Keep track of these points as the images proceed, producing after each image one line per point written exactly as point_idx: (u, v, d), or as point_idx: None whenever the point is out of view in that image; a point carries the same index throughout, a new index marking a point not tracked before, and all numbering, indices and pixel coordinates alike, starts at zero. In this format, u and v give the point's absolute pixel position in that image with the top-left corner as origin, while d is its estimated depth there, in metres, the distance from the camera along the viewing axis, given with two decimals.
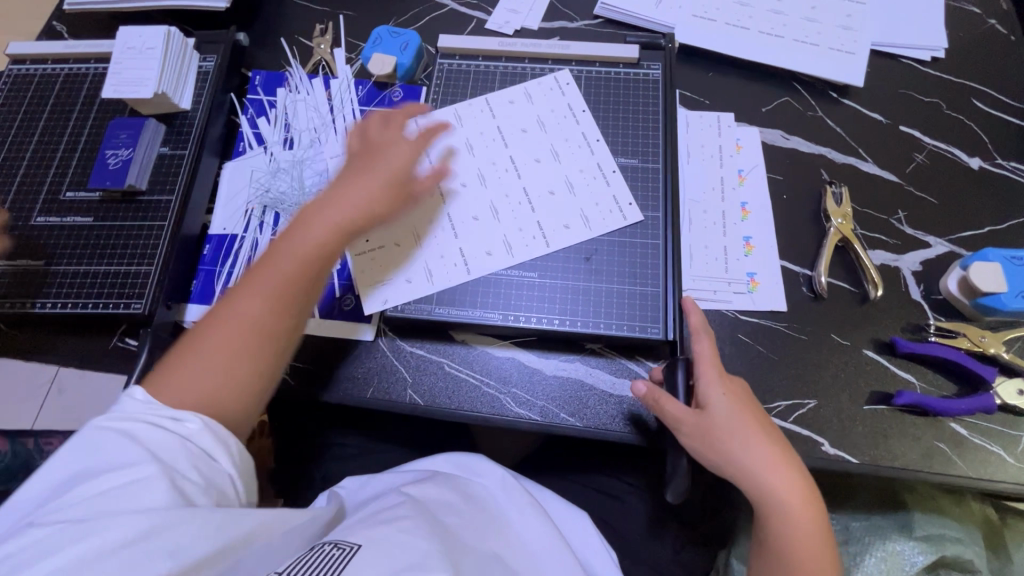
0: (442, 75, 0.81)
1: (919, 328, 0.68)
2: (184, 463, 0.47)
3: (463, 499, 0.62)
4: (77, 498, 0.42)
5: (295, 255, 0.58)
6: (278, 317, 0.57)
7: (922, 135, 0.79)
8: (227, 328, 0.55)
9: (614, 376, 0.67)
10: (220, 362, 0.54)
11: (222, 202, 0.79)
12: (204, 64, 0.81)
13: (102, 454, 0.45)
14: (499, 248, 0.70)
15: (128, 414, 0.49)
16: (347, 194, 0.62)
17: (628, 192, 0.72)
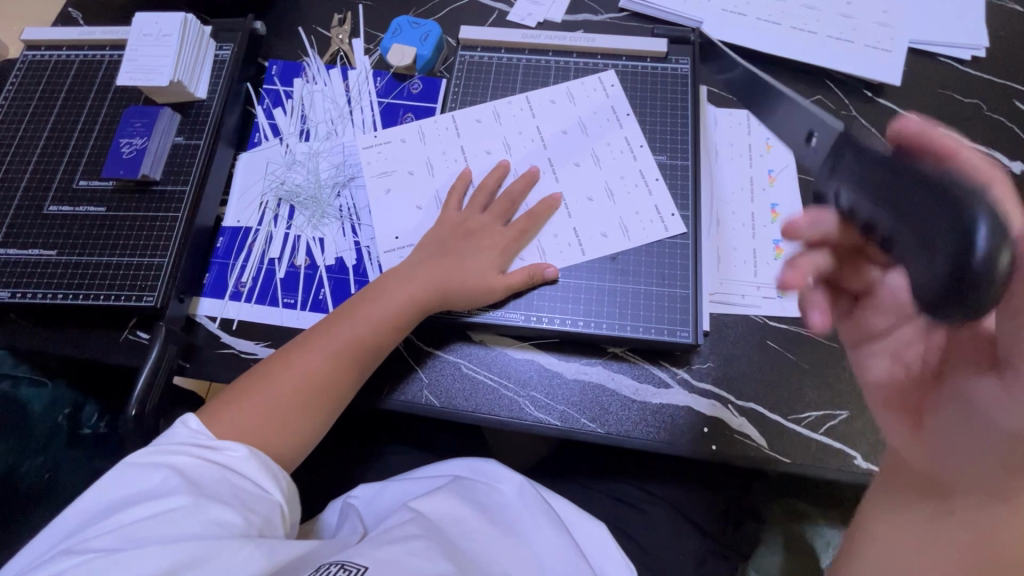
0: (463, 68, 0.79)
1: None
2: (215, 488, 0.48)
3: (478, 512, 0.60)
4: (114, 524, 0.44)
5: (370, 322, 0.62)
6: (339, 380, 0.60)
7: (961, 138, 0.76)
8: (296, 380, 0.59)
9: (638, 381, 0.65)
10: (283, 410, 0.57)
11: (234, 193, 0.77)
12: (221, 53, 0.79)
13: (139, 481, 0.47)
14: (531, 253, 0.68)
15: (179, 442, 0.51)
16: (432, 274, 0.65)
17: (671, 201, 0.69)
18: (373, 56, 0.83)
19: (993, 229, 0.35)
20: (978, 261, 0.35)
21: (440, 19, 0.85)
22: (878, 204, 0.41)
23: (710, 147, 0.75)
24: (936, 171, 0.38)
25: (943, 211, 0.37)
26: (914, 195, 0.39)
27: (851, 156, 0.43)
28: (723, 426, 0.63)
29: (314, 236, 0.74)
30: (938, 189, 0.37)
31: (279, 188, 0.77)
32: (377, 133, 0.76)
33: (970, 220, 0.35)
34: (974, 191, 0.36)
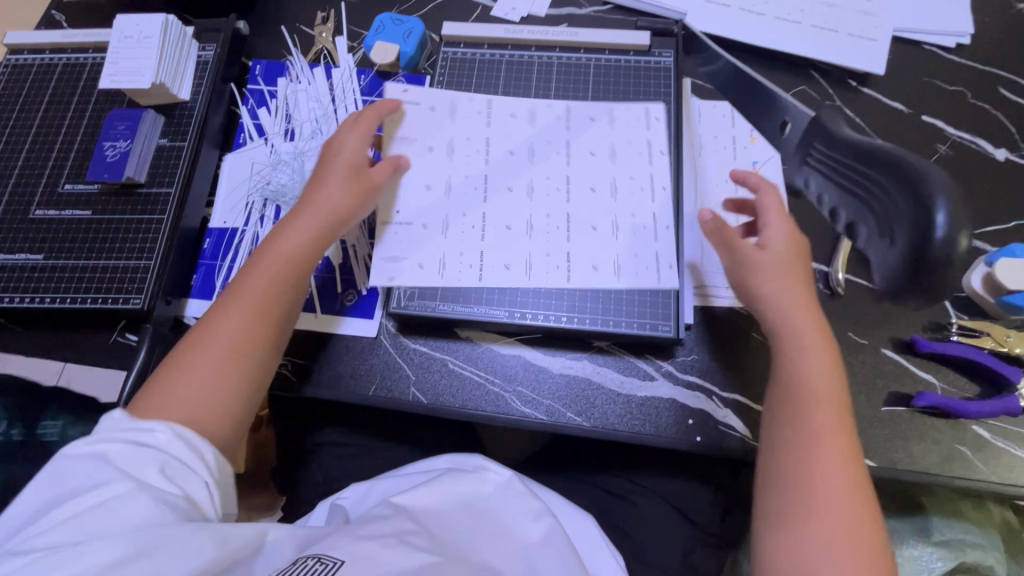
0: (446, 64, 0.79)
1: (940, 326, 0.65)
2: (157, 471, 0.46)
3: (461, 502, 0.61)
4: (54, 521, 0.42)
5: (276, 261, 0.61)
6: (258, 321, 0.58)
7: (945, 126, 0.75)
8: (217, 336, 0.56)
9: (623, 374, 0.66)
10: (215, 376, 0.54)
11: (222, 194, 0.77)
12: (204, 53, 0.79)
13: (77, 476, 0.45)
14: (519, 264, 0.67)
15: (100, 435, 0.48)
16: (319, 202, 0.64)
17: (674, 250, 0.67)
18: (356, 54, 0.83)
19: (949, 217, 0.40)
20: (933, 238, 0.41)
21: (423, 15, 0.85)
22: (852, 200, 0.47)
23: (696, 140, 0.75)
24: (906, 163, 0.43)
25: (915, 203, 0.41)
26: (879, 183, 0.44)
27: (822, 145, 0.52)
28: (707, 417, 0.63)
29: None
30: (903, 177, 0.42)
31: (265, 188, 0.77)
32: (405, 89, 0.76)
33: (934, 212, 0.40)
34: (930, 183, 0.41)
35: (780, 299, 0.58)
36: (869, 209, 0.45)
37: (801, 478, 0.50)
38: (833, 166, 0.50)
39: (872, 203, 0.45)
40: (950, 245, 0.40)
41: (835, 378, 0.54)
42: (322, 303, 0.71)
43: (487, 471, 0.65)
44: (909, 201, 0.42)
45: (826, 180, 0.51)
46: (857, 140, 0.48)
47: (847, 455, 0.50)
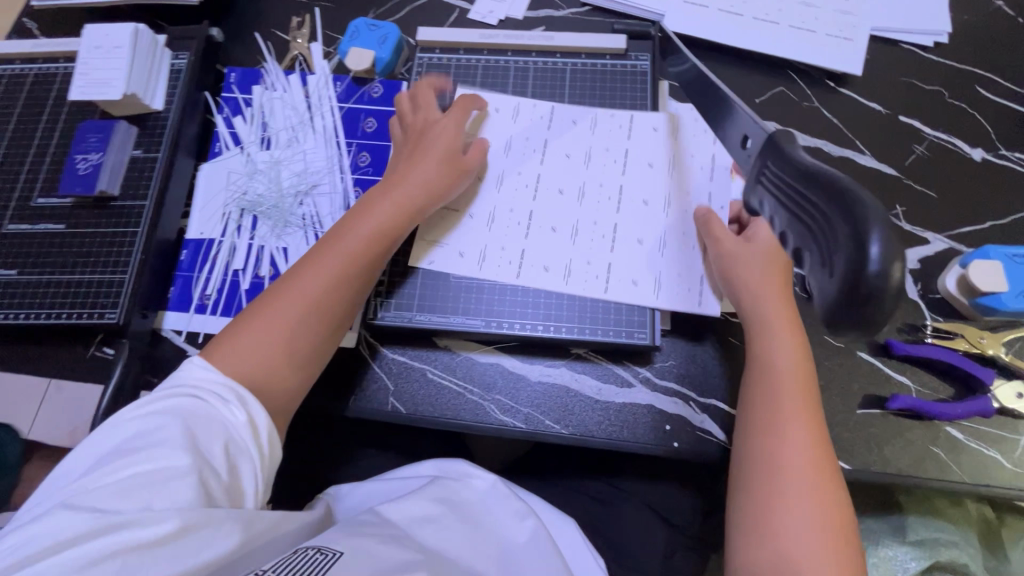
0: (421, 71, 0.78)
1: (915, 328, 0.66)
2: (216, 447, 0.48)
3: (446, 508, 0.61)
4: (115, 476, 0.45)
5: (362, 236, 0.62)
6: (336, 293, 0.59)
7: (922, 126, 0.75)
8: (298, 302, 0.58)
9: (601, 381, 0.66)
10: (288, 343, 0.57)
11: (199, 205, 0.77)
12: (177, 62, 0.78)
13: (149, 431, 0.48)
14: (557, 269, 0.68)
15: (182, 385, 0.52)
16: (410, 179, 0.65)
17: (703, 276, 0.66)
18: (332, 60, 0.82)
19: (883, 248, 0.34)
20: (867, 270, 0.34)
21: (399, 20, 0.84)
22: (800, 225, 0.40)
23: (682, 141, 0.73)
24: (845, 188, 0.36)
25: (853, 233, 0.35)
26: (823, 211, 0.38)
27: (774, 162, 0.43)
28: (685, 423, 0.64)
29: (277, 247, 0.74)
30: (845, 202, 0.36)
31: (241, 198, 0.76)
32: (478, 93, 0.76)
33: (869, 242, 0.34)
34: (863, 209, 0.35)
35: (752, 291, 0.59)
36: (813, 239, 0.39)
37: (770, 451, 0.53)
38: (781, 186, 0.43)
39: (814, 231, 0.39)
40: (884, 278, 0.34)
41: (802, 359, 0.57)
42: None
43: (476, 479, 0.67)
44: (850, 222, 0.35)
45: (778, 202, 0.43)
46: (805, 158, 0.41)
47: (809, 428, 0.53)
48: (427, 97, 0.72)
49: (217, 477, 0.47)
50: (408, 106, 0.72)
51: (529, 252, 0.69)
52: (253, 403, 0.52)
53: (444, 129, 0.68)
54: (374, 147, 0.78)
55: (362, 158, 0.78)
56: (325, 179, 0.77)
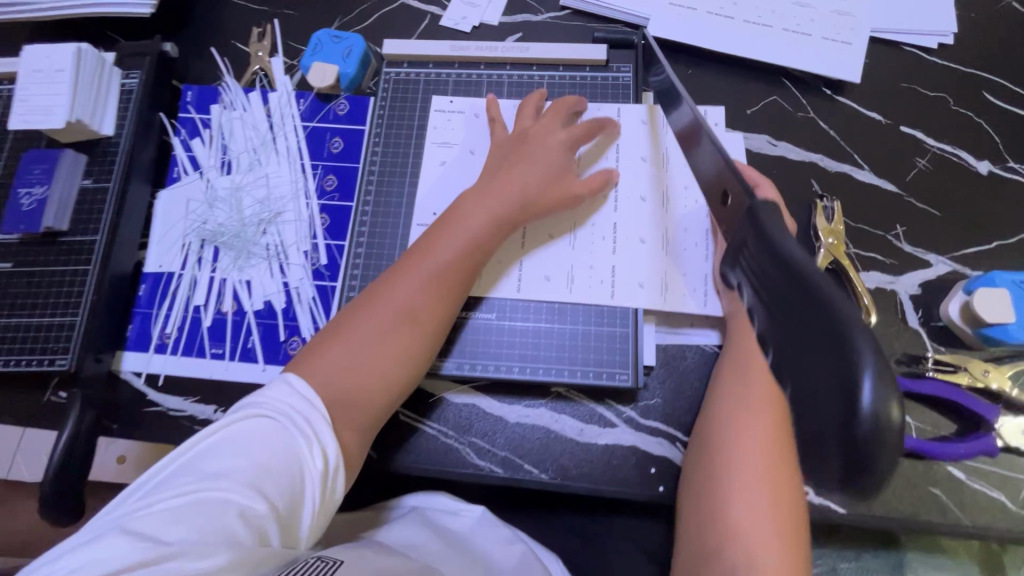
0: (387, 87, 0.73)
1: (916, 359, 0.62)
2: (283, 488, 0.45)
3: (436, 537, 0.60)
4: (178, 500, 0.42)
5: (459, 249, 0.58)
6: (429, 312, 0.56)
7: (924, 137, 0.71)
8: (393, 318, 0.54)
9: (582, 422, 0.62)
10: (383, 364, 0.53)
11: (158, 235, 0.73)
12: (128, 82, 0.73)
13: (221, 457, 0.45)
14: (560, 276, 0.64)
15: (273, 404, 0.49)
16: (509, 186, 0.61)
17: (707, 274, 0.63)
18: (294, 76, 0.77)
19: (877, 385, 0.20)
20: (857, 421, 0.20)
21: (365, 29, 0.79)
22: (786, 330, 0.24)
23: (660, 152, 0.68)
24: (813, 285, 0.23)
25: (824, 365, 0.21)
26: (800, 324, 0.23)
27: (751, 241, 0.28)
28: (672, 466, 0.60)
29: (239, 279, 0.70)
30: (814, 309, 0.22)
31: (201, 229, 0.72)
32: (452, 100, 0.72)
33: (852, 370, 0.20)
34: (846, 319, 0.21)
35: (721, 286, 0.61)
36: (786, 365, 0.23)
37: (724, 444, 0.54)
38: (757, 276, 0.27)
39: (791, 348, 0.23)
40: (882, 428, 0.20)
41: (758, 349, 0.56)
42: (264, 355, 0.67)
43: (464, 514, 0.66)
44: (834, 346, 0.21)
45: (756, 300, 0.26)
46: (781, 233, 0.27)
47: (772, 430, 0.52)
48: (550, 110, 0.67)
49: (277, 520, 0.44)
50: (526, 109, 0.67)
51: (528, 257, 0.65)
52: (329, 442, 0.49)
53: (555, 142, 0.64)
54: (341, 169, 0.73)
55: (329, 181, 0.73)
56: (290, 205, 0.72)
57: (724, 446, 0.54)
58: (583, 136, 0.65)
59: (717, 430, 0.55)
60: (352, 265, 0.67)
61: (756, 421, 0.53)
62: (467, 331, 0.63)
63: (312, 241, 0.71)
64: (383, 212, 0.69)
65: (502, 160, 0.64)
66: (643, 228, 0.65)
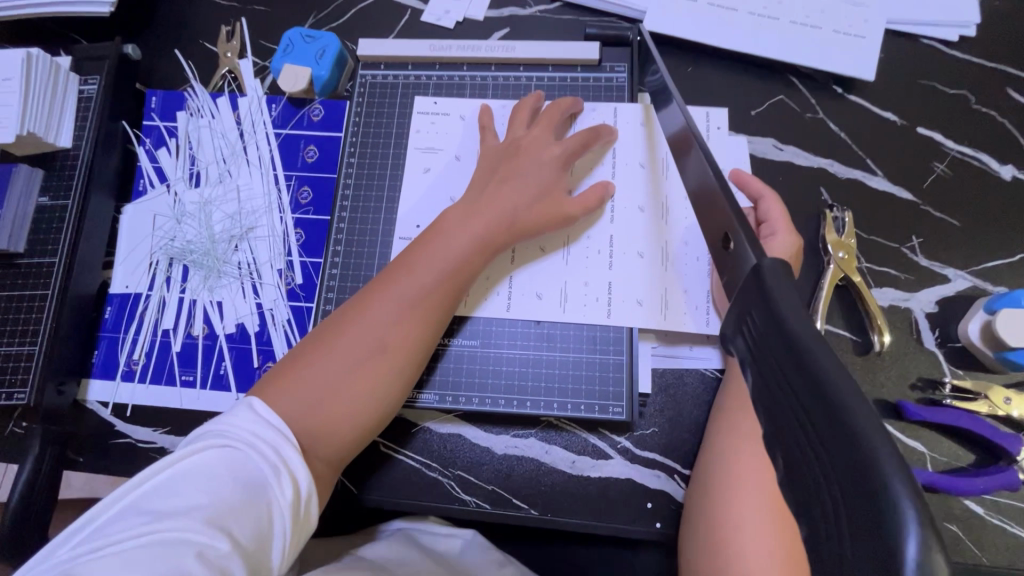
0: (363, 90, 0.68)
1: (933, 384, 0.58)
2: (249, 522, 0.38)
3: (426, 556, 0.55)
4: (126, 543, 0.35)
5: (443, 268, 0.53)
6: (409, 335, 0.51)
7: (943, 139, 0.65)
8: (370, 342, 0.49)
9: (574, 454, 0.58)
10: (358, 388, 0.48)
11: (123, 253, 0.68)
12: (86, 89, 0.68)
13: (175, 492, 0.38)
14: (553, 293, 0.59)
15: (234, 431, 0.42)
16: (498, 201, 0.57)
17: (708, 292, 0.58)
18: (265, 79, 0.72)
19: (922, 556, 0.17)
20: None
21: (340, 26, 0.73)
22: (807, 440, 0.21)
23: (658, 157, 0.63)
24: (842, 405, 0.20)
25: (856, 519, 0.19)
26: (822, 453, 0.20)
27: (760, 313, 0.26)
28: (669, 500, 0.56)
29: (210, 300, 0.66)
30: (843, 441, 0.19)
31: (169, 247, 0.68)
32: (437, 100, 0.67)
33: (890, 532, 0.18)
34: (875, 447, 0.19)
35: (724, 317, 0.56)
36: (806, 493, 0.21)
37: (724, 490, 0.49)
38: (766, 364, 0.24)
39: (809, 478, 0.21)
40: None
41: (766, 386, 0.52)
42: (237, 382, 0.63)
43: (454, 537, 0.61)
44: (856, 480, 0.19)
45: (766, 394, 0.24)
46: (798, 316, 0.24)
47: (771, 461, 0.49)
48: (541, 119, 0.62)
49: (244, 560, 0.37)
50: (519, 114, 0.62)
51: (516, 274, 0.60)
52: (301, 471, 0.43)
53: (549, 155, 0.60)
54: (317, 180, 0.69)
55: (304, 194, 0.68)
56: (262, 220, 0.68)
57: (719, 487, 0.50)
58: (579, 147, 0.60)
59: (714, 460, 0.51)
60: (327, 284, 0.62)
61: (754, 451, 0.50)
62: (448, 359, 0.59)
63: (286, 259, 0.66)
64: (360, 225, 0.64)
65: (489, 175, 0.59)
66: (641, 240, 0.60)
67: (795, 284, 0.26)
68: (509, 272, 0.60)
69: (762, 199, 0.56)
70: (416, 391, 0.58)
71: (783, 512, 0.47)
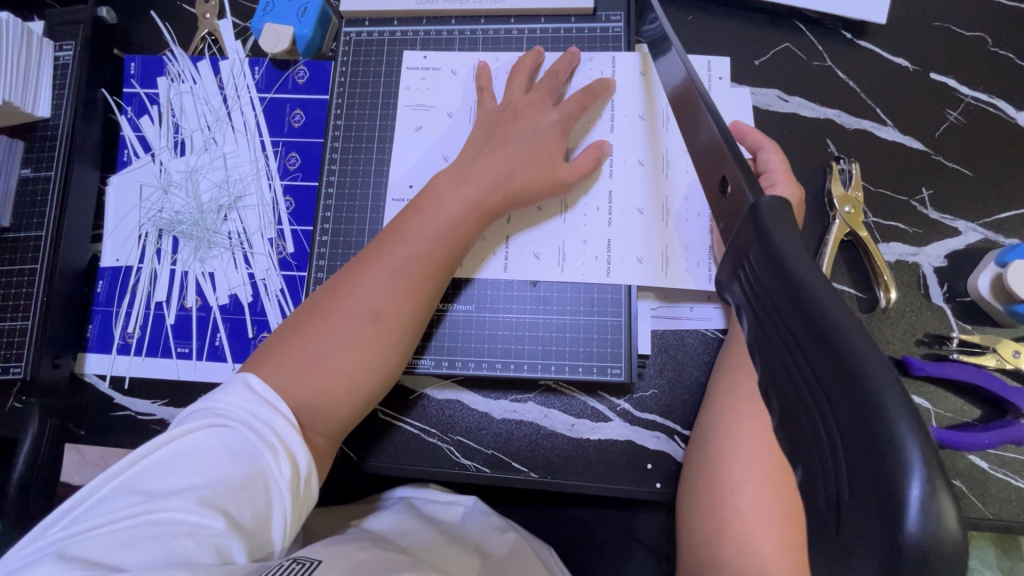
0: (348, 49, 0.65)
1: (939, 340, 0.57)
2: (246, 501, 0.38)
3: (428, 523, 0.55)
4: (122, 522, 0.35)
5: (435, 235, 0.52)
6: (403, 304, 0.49)
7: (958, 85, 0.62)
8: (363, 312, 0.48)
9: (573, 416, 0.58)
10: (354, 359, 0.47)
11: (110, 224, 0.67)
12: (61, 55, 0.65)
13: (169, 473, 0.38)
14: (550, 253, 0.58)
15: (226, 410, 0.41)
16: (491, 162, 0.55)
17: (710, 249, 0.57)
18: (246, 42, 0.69)
19: (927, 495, 0.16)
20: (900, 546, 0.16)
21: None
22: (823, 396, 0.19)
23: (657, 109, 0.60)
24: (858, 360, 0.18)
25: (862, 478, 0.17)
26: (827, 400, 0.19)
27: (758, 254, 0.24)
28: (669, 461, 0.56)
29: (202, 271, 0.65)
30: (846, 387, 0.18)
31: (156, 218, 0.66)
32: (426, 55, 0.64)
33: (896, 480, 0.16)
34: (886, 399, 0.17)
35: None
36: (802, 438, 0.20)
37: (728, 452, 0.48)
38: (764, 311, 0.23)
39: (806, 424, 0.20)
40: (935, 553, 0.16)
41: None
42: (233, 353, 0.63)
43: (455, 504, 0.60)
44: (866, 426, 0.17)
45: (765, 342, 0.23)
46: (798, 254, 0.22)
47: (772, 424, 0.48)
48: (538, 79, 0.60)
49: (243, 540, 0.37)
50: (516, 72, 0.60)
51: (512, 235, 0.59)
52: (299, 448, 0.42)
53: (544, 118, 0.57)
54: (305, 145, 0.67)
55: (292, 160, 0.66)
56: (251, 187, 0.66)
57: (721, 447, 0.49)
58: (576, 109, 0.58)
59: (712, 422, 0.51)
60: (317, 251, 0.61)
61: (756, 415, 0.48)
62: (443, 325, 0.58)
63: (277, 228, 0.65)
64: (349, 189, 0.62)
65: (483, 138, 0.57)
66: (639, 196, 0.58)
67: (797, 224, 0.24)
68: (506, 234, 0.59)
69: (760, 149, 0.53)
70: (413, 356, 0.58)
71: (787, 474, 0.46)
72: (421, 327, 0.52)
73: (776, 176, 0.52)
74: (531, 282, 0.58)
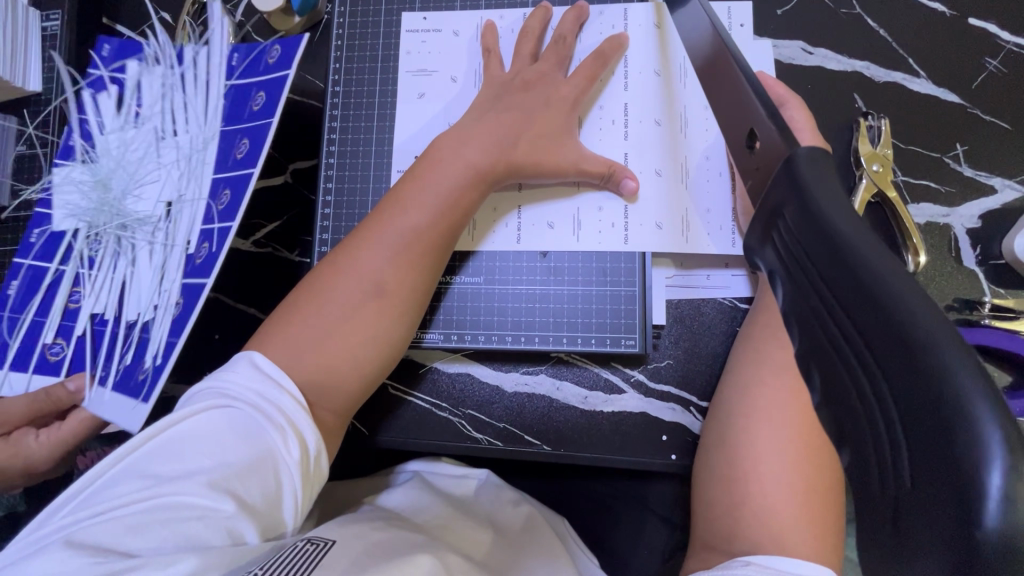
0: (345, 10, 0.62)
1: (970, 305, 0.54)
2: (255, 483, 0.37)
3: (442, 498, 0.55)
4: (130, 507, 0.35)
5: (437, 205, 0.50)
6: (407, 276, 0.48)
7: (998, 30, 0.57)
8: (369, 285, 0.47)
9: (586, 389, 0.57)
10: (364, 332, 0.46)
11: (47, 219, 0.58)
12: (48, 25, 0.62)
13: (176, 457, 0.37)
14: (564, 222, 0.56)
15: (232, 390, 0.40)
16: (497, 127, 0.53)
17: (731, 211, 0.55)
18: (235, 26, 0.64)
19: (1011, 486, 0.15)
20: (978, 539, 0.15)
21: None
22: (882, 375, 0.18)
23: (672, 65, 0.57)
24: (924, 339, 0.17)
25: (926, 471, 0.16)
26: (884, 376, 0.18)
27: (794, 213, 0.23)
28: (685, 433, 0.55)
29: (130, 276, 0.57)
30: (908, 365, 0.17)
31: (89, 212, 0.58)
32: (426, 16, 0.61)
33: (970, 465, 0.15)
34: (957, 376, 0.16)
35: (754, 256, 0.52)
36: (850, 416, 0.20)
37: (753, 432, 0.46)
38: (804, 279, 0.22)
39: (852, 393, 0.19)
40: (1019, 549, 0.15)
41: None
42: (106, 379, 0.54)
43: (467, 477, 0.60)
44: (933, 407, 0.16)
45: (806, 310, 0.21)
46: (841, 211, 0.21)
47: (802, 402, 0.46)
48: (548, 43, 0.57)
49: (255, 522, 0.37)
50: (525, 33, 0.57)
51: (525, 204, 0.56)
52: (307, 427, 0.41)
53: (555, 89, 0.55)
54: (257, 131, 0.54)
55: (242, 146, 0.55)
56: (189, 184, 0.56)
57: (745, 424, 0.47)
58: (585, 83, 0.55)
59: (735, 394, 0.49)
60: (321, 224, 0.59)
61: (780, 389, 0.46)
62: (451, 298, 0.57)
63: (203, 227, 0.54)
64: (351, 158, 0.60)
65: (490, 102, 0.54)
66: (657, 158, 0.55)
67: (836, 179, 0.22)
68: (518, 204, 0.57)
69: (787, 104, 0.50)
70: (420, 330, 0.57)
71: (813, 450, 0.44)
72: (426, 300, 0.51)
73: (802, 135, 0.49)
74: (541, 253, 0.56)
